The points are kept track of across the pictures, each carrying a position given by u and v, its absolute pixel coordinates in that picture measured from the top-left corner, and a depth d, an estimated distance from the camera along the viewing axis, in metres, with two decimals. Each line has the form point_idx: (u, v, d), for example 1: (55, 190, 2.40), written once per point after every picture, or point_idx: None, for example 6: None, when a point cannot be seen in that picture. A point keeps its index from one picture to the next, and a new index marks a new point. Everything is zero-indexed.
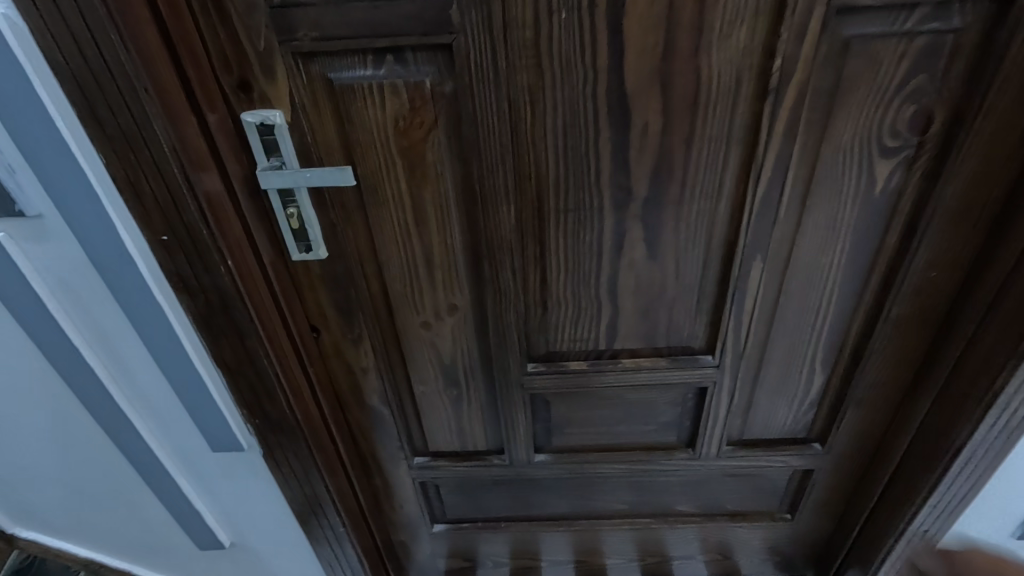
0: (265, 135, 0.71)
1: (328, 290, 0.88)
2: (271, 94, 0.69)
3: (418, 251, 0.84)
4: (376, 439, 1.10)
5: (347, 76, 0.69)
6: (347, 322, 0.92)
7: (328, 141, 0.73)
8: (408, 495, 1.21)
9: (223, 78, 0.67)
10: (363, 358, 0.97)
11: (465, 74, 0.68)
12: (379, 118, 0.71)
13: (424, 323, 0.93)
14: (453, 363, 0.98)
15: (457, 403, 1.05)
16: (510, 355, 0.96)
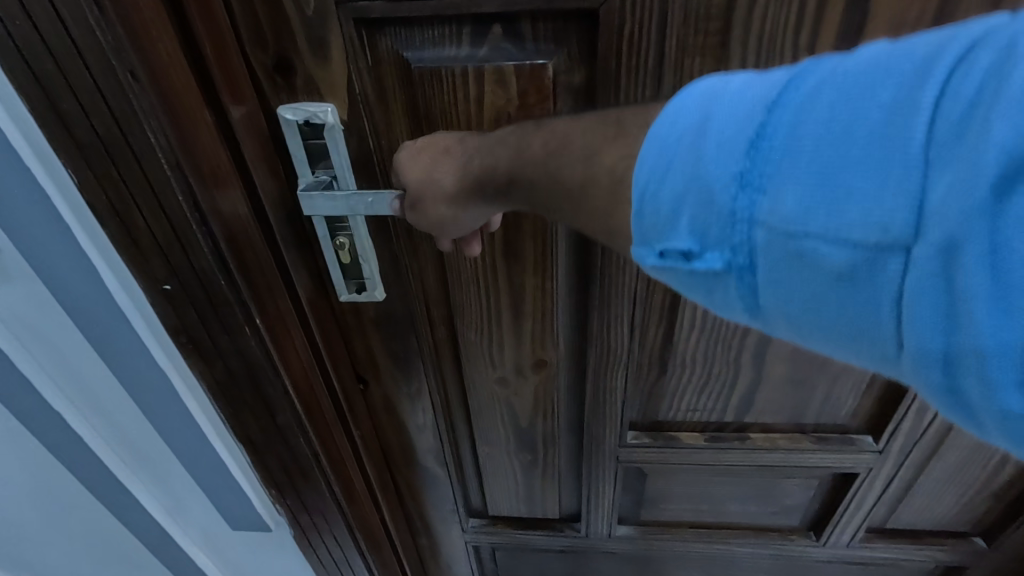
0: (310, 138, 0.50)
1: (382, 339, 0.67)
2: (322, 81, 0.48)
3: (504, 294, 0.63)
4: (425, 502, 0.90)
5: (430, 57, 0.47)
6: (404, 376, 0.72)
7: (397, 149, 0.51)
8: (458, 558, 1.02)
9: (254, 57, 0.46)
10: (419, 416, 0.77)
11: (609, 57, 0.45)
12: (471, 118, 0.49)
13: (499, 380, 0.72)
14: (530, 426, 0.78)
15: (529, 468, 0.85)
16: (606, 422, 0.75)
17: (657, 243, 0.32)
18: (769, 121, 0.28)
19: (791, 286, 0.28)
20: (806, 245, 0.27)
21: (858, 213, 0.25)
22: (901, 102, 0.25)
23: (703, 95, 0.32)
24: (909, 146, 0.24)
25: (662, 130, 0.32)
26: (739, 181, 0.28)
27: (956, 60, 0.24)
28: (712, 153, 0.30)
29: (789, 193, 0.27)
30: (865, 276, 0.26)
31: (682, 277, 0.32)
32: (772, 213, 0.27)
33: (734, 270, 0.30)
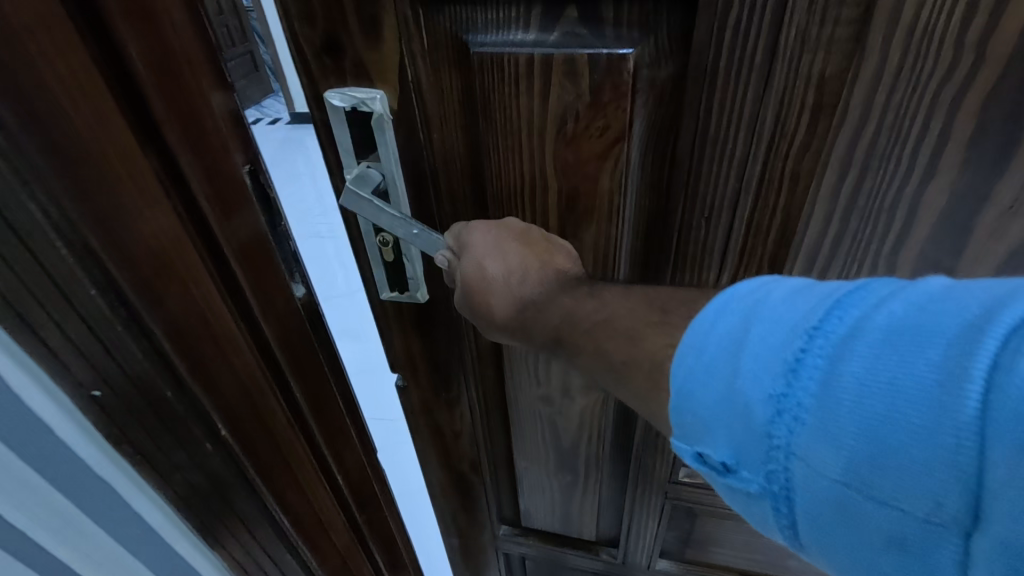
0: (357, 127, 0.46)
1: (421, 342, 0.63)
2: (372, 64, 0.43)
3: None
4: (458, 507, 0.87)
5: (493, 41, 0.41)
6: (442, 384, 0.68)
7: (448, 144, 0.46)
8: (489, 563, 0.99)
9: (304, 36, 0.42)
10: (457, 422, 0.73)
11: (708, 50, 0.37)
12: (534, 113, 0.43)
13: (544, 397, 0.67)
14: (573, 447, 0.73)
15: (567, 489, 0.80)
16: (658, 456, 0.68)
17: (694, 444, 0.31)
18: (810, 351, 0.27)
19: (829, 528, 0.26)
20: (849, 498, 0.25)
21: (903, 476, 0.23)
22: (951, 372, 0.23)
23: (742, 298, 0.31)
24: (959, 418, 0.22)
25: (704, 328, 0.32)
26: (776, 409, 0.27)
27: (1013, 331, 0.22)
28: (751, 374, 0.29)
29: (827, 435, 0.25)
30: (915, 545, 0.24)
31: (720, 485, 0.31)
32: (810, 452, 0.26)
33: (770, 496, 0.28)
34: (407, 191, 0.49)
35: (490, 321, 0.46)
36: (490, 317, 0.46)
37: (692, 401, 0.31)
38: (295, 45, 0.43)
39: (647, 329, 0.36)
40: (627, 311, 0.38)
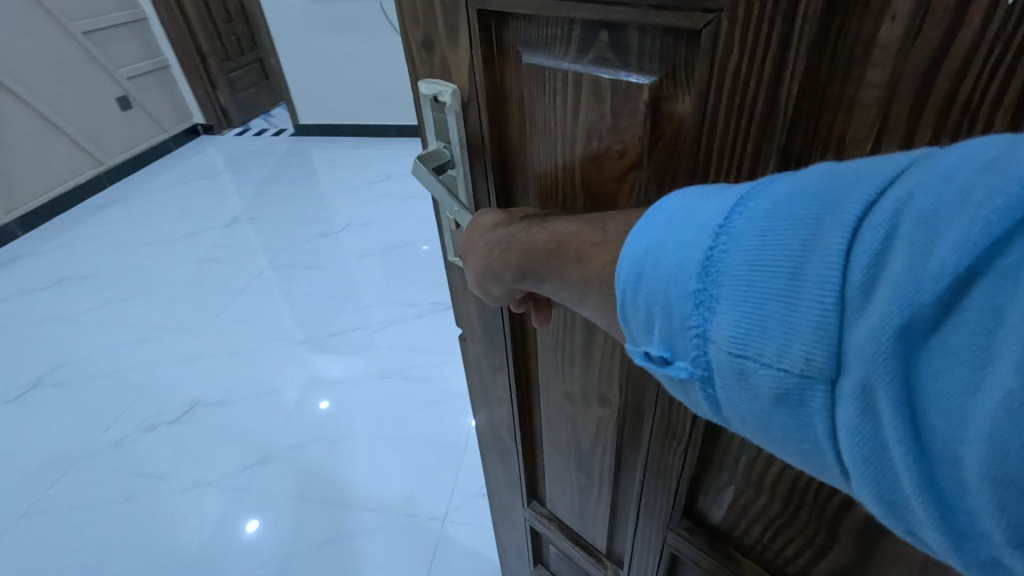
0: (438, 111, 0.53)
1: (478, 308, 0.70)
2: (452, 62, 0.50)
3: (577, 333, 0.63)
4: (496, 464, 0.95)
5: (540, 54, 0.46)
6: (489, 349, 0.75)
7: (505, 138, 0.53)
8: (517, 528, 1.06)
9: (411, 33, 0.51)
10: (498, 388, 0.79)
11: (708, 93, 0.36)
12: (566, 126, 0.48)
13: (567, 393, 0.71)
14: (592, 449, 0.75)
15: (586, 490, 0.83)
16: (659, 493, 0.67)
17: (639, 346, 0.33)
18: (716, 248, 0.28)
19: (737, 398, 0.28)
20: (744, 365, 0.27)
21: (780, 339, 0.25)
22: (820, 240, 0.24)
23: (670, 212, 0.32)
24: (820, 281, 0.24)
25: (632, 243, 0.32)
26: (693, 301, 0.29)
27: (867, 204, 0.24)
28: (670, 274, 0.30)
29: (728, 312, 0.27)
30: (795, 399, 0.25)
31: (662, 378, 0.32)
32: (717, 331, 0.28)
33: (697, 381, 0.30)
34: (471, 169, 0.56)
35: (474, 269, 0.55)
36: (475, 271, 0.54)
37: (635, 317, 0.32)
38: (405, 38, 0.52)
39: (586, 248, 0.41)
40: (576, 235, 0.42)
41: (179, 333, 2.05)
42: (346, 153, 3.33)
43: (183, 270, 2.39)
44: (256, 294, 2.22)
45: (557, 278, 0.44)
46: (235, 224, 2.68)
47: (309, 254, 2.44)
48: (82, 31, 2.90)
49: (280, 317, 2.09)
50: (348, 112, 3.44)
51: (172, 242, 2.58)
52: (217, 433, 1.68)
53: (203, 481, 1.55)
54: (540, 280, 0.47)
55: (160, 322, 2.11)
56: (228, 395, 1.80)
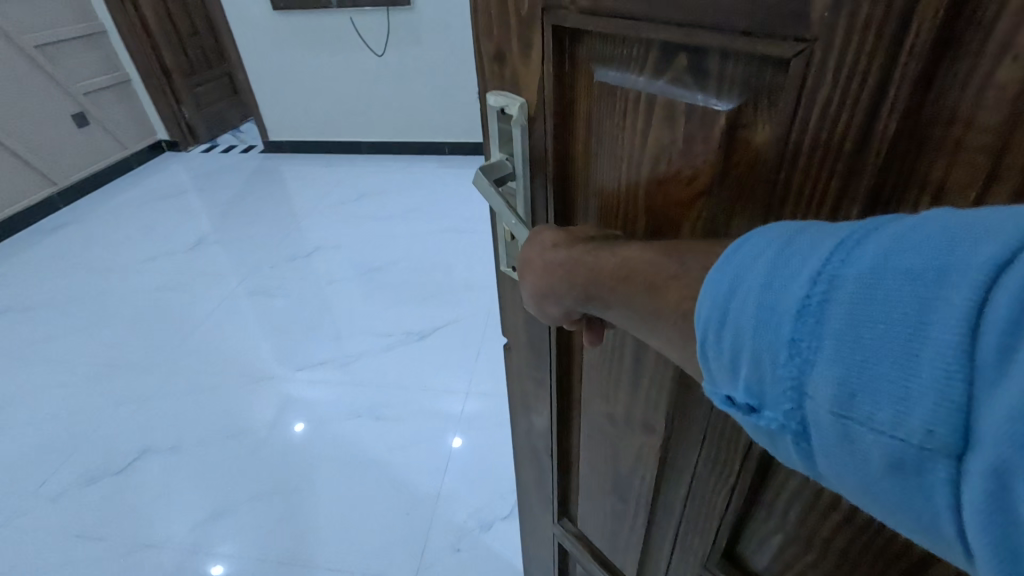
0: (504, 123, 0.53)
1: (525, 320, 0.70)
2: (522, 75, 0.50)
3: (626, 355, 0.62)
4: (530, 477, 0.95)
5: (613, 72, 0.45)
6: (532, 362, 0.74)
7: (569, 154, 0.52)
8: (549, 543, 1.05)
9: (483, 43, 0.51)
10: (538, 401, 0.79)
11: (793, 124, 0.35)
12: (634, 148, 0.47)
13: (608, 415, 0.70)
14: (629, 476, 0.73)
15: (618, 515, 0.81)
16: (701, 530, 0.64)
17: (723, 390, 0.33)
18: (813, 296, 0.27)
19: (837, 458, 0.27)
20: (850, 428, 0.26)
21: (894, 408, 0.24)
22: (941, 306, 0.23)
23: (754, 251, 0.31)
24: (944, 351, 0.23)
25: (713, 281, 0.32)
26: (788, 353, 0.28)
27: (996, 268, 0.22)
28: (759, 321, 0.29)
29: (830, 372, 0.26)
30: (910, 470, 0.24)
31: (748, 424, 0.32)
32: (818, 390, 0.27)
33: (789, 434, 0.29)
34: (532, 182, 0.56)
35: (534, 284, 0.54)
36: (535, 288, 0.54)
37: (714, 360, 0.32)
38: (478, 47, 0.52)
39: (657, 278, 0.41)
40: (644, 261, 0.42)
41: (135, 373, 2.11)
42: (325, 176, 3.64)
43: (156, 303, 2.51)
44: (219, 330, 2.30)
45: (625, 301, 0.44)
46: (197, 246, 2.90)
47: (248, 270, 2.68)
48: (32, 45, 3.11)
49: (253, 343, 2.22)
50: (303, 123, 3.89)
51: (113, 267, 2.77)
52: (172, 478, 1.72)
53: (150, 540, 1.56)
54: (605, 303, 0.47)
55: (111, 361, 2.18)
56: (179, 441, 1.83)
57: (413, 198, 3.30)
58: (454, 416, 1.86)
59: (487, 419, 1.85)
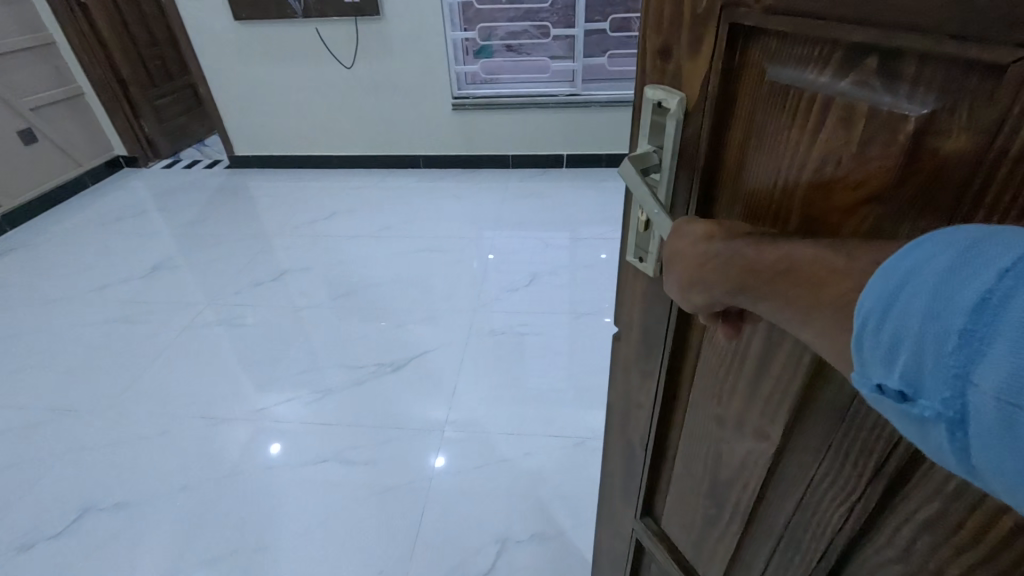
0: (657, 116, 0.57)
1: (640, 321, 0.77)
2: (686, 71, 0.53)
3: (749, 358, 0.67)
4: (614, 470, 1.05)
5: (786, 74, 0.47)
6: (642, 354, 0.83)
7: (723, 150, 0.55)
8: (618, 538, 1.13)
9: (649, 39, 0.55)
10: (643, 392, 0.86)
11: (994, 136, 0.36)
12: (796, 148, 0.49)
13: (718, 414, 0.76)
14: (730, 482, 0.80)
15: (710, 521, 0.87)
16: (810, 532, 0.69)
17: (875, 379, 0.38)
18: (996, 292, 0.30)
19: (995, 447, 0.31)
20: (1013, 417, 0.29)
21: None
22: None
23: (939, 248, 0.34)
24: None
25: (885, 274, 0.37)
26: (956, 344, 0.32)
27: None
28: (929, 313, 0.33)
29: (998, 365, 0.30)
30: None
31: (900, 410, 0.36)
32: (982, 379, 0.30)
33: (945, 423, 0.33)
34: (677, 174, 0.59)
35: (678, 274, 0.59)
36: (680, 278, 0.58)
37: (868, 347, 0.37)
38: (643, 44, 0.57)
39: (819, 271, 0.43)
40: (807, 254, 0.44)
41: (161, 416, 2.67)
42: (308, 230, 4.30)
43: (181, 349, 3.11)
44: (234, 378, 2.89)
45: (787, 292, 0.46)
46: (204, 304, 3.49)
47: (235, 313, 3.39)
48: None
49: (259, 390, 2.79)
50: (256, 144, 5.26)
51: (121, 318, 3.40)
52: (180, 512, 2.25)
53: (162, 553, 2.11)
54: (755, 293, 0.49)
55: (137, 404, 2.76)
56: (191, 482, 2.37)
57: (407, 250, 3.95)
58: (439, 428, 2.53)
59: (461, 442, 2.46)
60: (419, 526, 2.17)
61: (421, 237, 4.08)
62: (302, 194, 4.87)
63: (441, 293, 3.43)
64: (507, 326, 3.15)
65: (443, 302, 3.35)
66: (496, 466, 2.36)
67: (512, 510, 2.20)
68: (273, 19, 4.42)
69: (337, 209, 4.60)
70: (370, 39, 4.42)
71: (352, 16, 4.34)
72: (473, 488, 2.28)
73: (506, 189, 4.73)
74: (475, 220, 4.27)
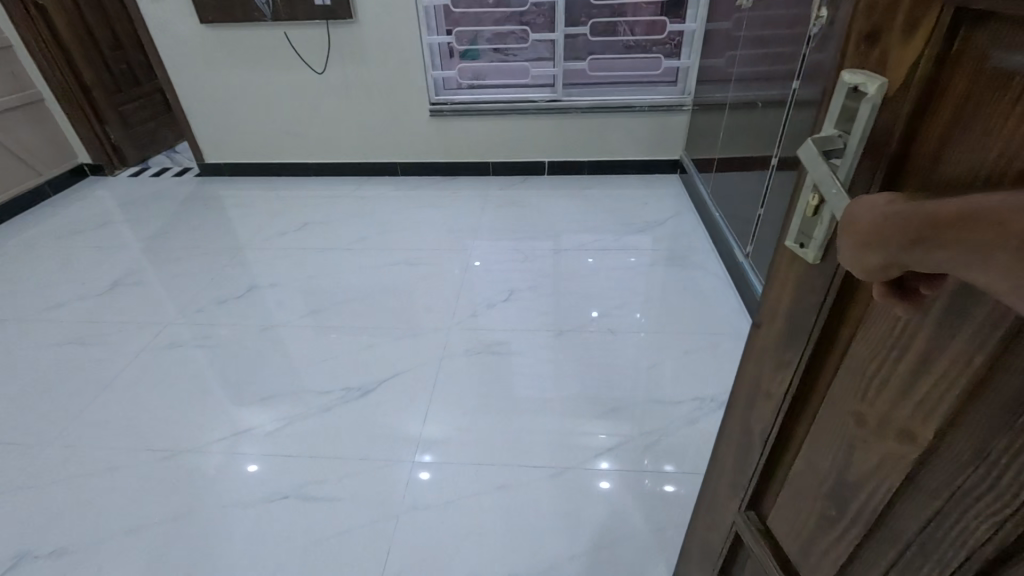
0: (851, 102, 0.66)
1: (789, 313, 0.91)
2: (891, 58, 0.60)
3: (902, 359, 0.69)
4: (733, 457, 1.23)
5: (1008, 61, 0.50)
6: (782, 344, 0.95)
7: (919, 137, 0.60)
8: (724, 519, 1.33)
9: (860, 32, 0.64)
10: (773, 380, 1.00)
11: None
12: (1004, 135, 0.50)
13: (857, 416, 0.80)
14: (857, 485, 0.82)
15: (826, 522, 0.92)
16: (944, 543, 0.67)
17: None
18: None
19: None
20: None
21: None
22: None
23: None
24: None
25: None
26: None
27: None
28: None
29: None
30: None
31: None
32: None
33: None
34: (860, 157, 0.66)
35: (851, 235, 0.59)
36: (851, 238, 0.59)
37: None
38: (851, 40, 0.66)
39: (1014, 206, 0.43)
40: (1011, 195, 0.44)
41: (131, 444, 2.59)
42: (279, 241, 4.17)
43: (147, 369, 3.02)
44: (207, 399, 2.82)
45: (983, 237, 0.45)
46: (172, 322, 3.37)
47: (204, 332, 3.28)
48: None
49: (232, 412, 2.74)
50: (230, 154, 5.11)
51: (79, 336, 3.28)
52: (119, 558, 2.14)
53: None
54: (938, 242, 0.49)
55: (103, 431, 2.66)
56: (135, 523, 2.25)
57: (387, 261, 3.89)
58: (415, 452, 2.50)
59: (444, 459, 2.47)
60: (383, 564, 2.11)
61: (398, 249, 4.00)
62: (281, 202, 4.77)
63: (421, 305, 3.42)
64: (490, 339, 3.14)
65: (417, 319, 3.30)
66: (472, 500, 2.31)
67: (490, 536, 2.18)
68: (243, 22, 4.29)
69: (310, 220, 4.47)
70: (344, 43, 4.32)
71: (323, 19, 4.22)
72: (449, 516, 2.25)
73: (487, 197, 4.69)
74: (455, 228, 4.26)
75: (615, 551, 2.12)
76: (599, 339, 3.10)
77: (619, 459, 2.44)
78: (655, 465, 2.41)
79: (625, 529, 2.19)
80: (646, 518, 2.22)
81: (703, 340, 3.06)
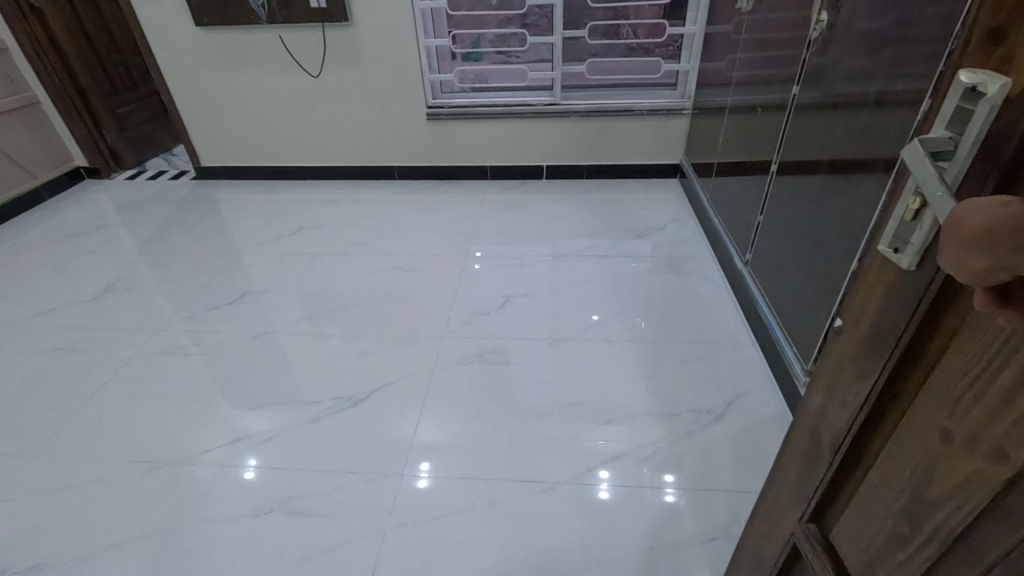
0: (965, 104, 0.57)
1: (875, 318, 0.80)
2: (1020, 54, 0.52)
3: (1004, 370, 0.59)
4: (795, 468, 1.10)
5: None
6: (864, 352, 0.83)
7: None
8: (779, 534, 1.19)
9: (984, 26, 0.56)
10: (851, 389, 0.88)
11: None
12: None
13: (942, 431, 0.70)
14: (936, 501, 0.72)
15: (897, 541, 0.81)
16: None
17: None
18: None
19: None
20: None
21: None
22: None
23: None
24: None
25: None
26: None
27: None
28: None
29: None
30: None
31: None
32: None
33: None
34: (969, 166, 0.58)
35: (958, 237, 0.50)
36: (958, 242, 0.50)
37: None
38: (971, 35, 0.58)
39: None
40: None
41: (117, 455, 2.43)
42: (273, 246, 4.01)
43: (136, 375, 2.86)
44: (199, 407, 2.66)
45: None
46: (164, 329, 3.20)
47: (198, 338, 3.10)
48: None
49: (226, 419, 2.59)
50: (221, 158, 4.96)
51: (66, 343, 3.11)
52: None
53: None
54: None
55: (86, 442, 2.49)
56: (119, 539, 2.10)
57: (381, 266, 3.72)
58: (416, 460, 2.35)
59: (448, 468, 2.32)
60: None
61: (390, 254, 3.84)
62: (277, 204, 4.62)
63: (420, 308, 3.27)
64: (493, 344, 2.99)
65: (412, 325, 3.13)
66: (481, 511, 2.15)
67: (489, 549, 2.03)
68: (234, 24, 4.14)
69: (304, 224, 4.31)
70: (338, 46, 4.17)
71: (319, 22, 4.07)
72: (456, 528, 2.10)
73: (485, 200, 4.53)
74: (454, 231, 4.11)
75: (622, 566, 1.97)
76: (608, 346, 2.94)
77: (638, 467, 2.30)
78: (655, 475, 2.26)
79: (639, 540, 2.04)
80: (669, 530, 2.08)
81: (700, 349, 2.89)
